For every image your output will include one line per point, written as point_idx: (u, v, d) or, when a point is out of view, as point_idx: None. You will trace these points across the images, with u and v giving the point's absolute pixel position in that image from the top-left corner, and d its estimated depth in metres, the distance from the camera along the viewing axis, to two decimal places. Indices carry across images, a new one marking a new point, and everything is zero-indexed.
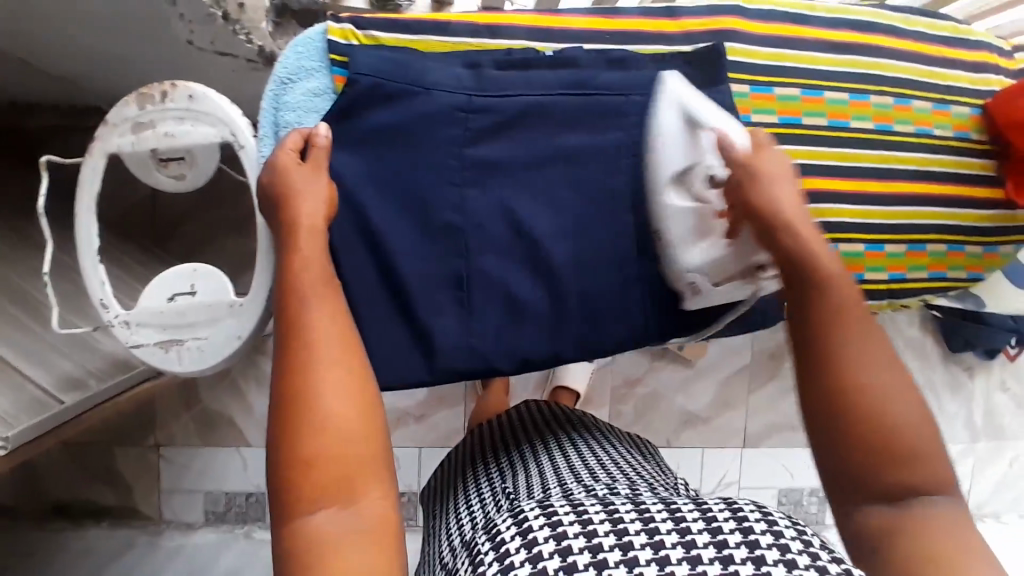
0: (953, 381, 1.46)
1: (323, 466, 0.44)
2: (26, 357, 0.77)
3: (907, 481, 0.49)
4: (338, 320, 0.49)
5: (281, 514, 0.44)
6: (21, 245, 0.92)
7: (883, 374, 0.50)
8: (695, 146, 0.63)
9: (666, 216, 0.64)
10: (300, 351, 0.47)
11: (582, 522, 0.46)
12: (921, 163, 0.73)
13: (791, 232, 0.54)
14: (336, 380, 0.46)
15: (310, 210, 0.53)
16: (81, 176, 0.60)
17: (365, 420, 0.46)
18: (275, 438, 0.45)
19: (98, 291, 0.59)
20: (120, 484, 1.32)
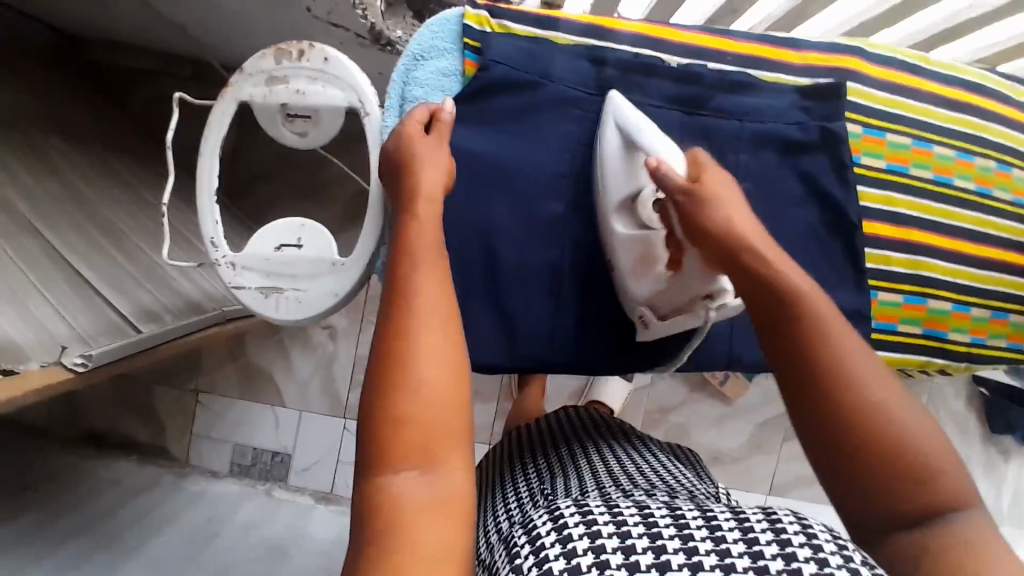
0: (990, 462, 1.43)
1: (412, 430, 0.42)
2: (113, 282, 0.80)
3: (934, 496, 0.44)
4: (442, 290, 0.47)
5: (363, 470, 0.42)
6: (114, 179, 0.96)
7: (881, 387, 0.46)
8: (632, 168, 0.57)
9: (614, 245, 0.58)
10: (403, 310, 0.45)
11: (617, 521, 0.41)
12: (1018, 233, 0.73)
13: (754, 254, 0.49)
14: (432, 343, 0.44)
15: (430, 179, 0.53)
16: (210, 118, 0.62)
17: (455, 388, 0.44)
18: (368, 397, 0.43)
19: (211, 229, 0.62)
20: (154, 422, 1.36)
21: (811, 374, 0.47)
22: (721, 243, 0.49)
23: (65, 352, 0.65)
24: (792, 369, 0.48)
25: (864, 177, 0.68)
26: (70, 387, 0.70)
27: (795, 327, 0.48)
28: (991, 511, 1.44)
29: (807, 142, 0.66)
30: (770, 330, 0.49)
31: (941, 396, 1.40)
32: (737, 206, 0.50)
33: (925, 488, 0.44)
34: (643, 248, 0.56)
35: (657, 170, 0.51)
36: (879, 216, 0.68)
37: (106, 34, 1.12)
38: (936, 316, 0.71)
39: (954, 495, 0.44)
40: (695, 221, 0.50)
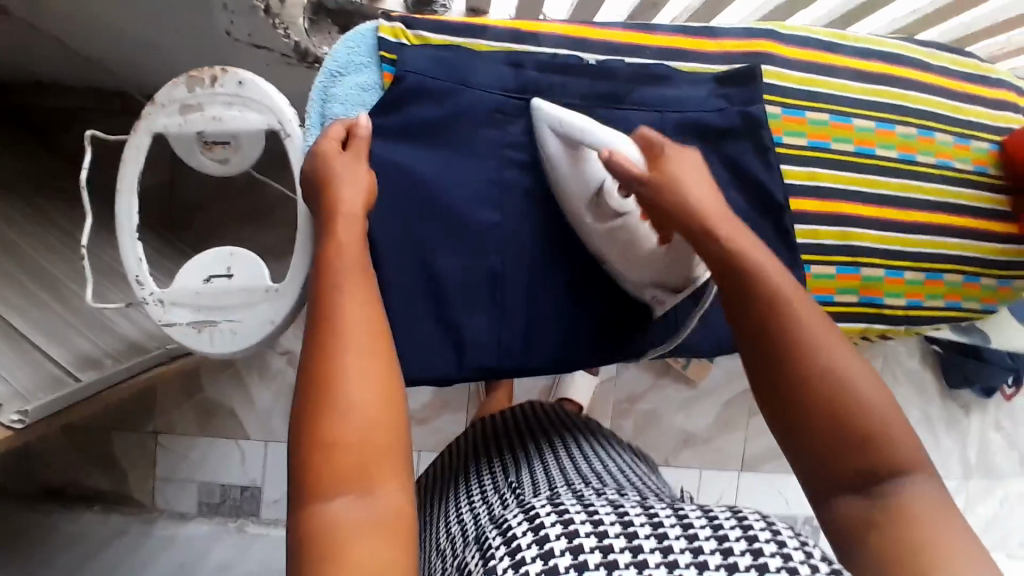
0: (949, 416, 1.48)
1: (345, 456, 0.42)
2: (47, 331, 0.76)
3: (887, 463, 0.45)
4: (371, 310, 0.47)
5: (300, 496, 0.41)
6: (41, 223, 0.92)
7: (842, 359, 0.47)
8: (584, 164, 0.59)
9: (597, 241, 0.61)
10: (334, 331, 0.45)
11: (594, 522, 0.41)
12: (942, 195, 0.75)
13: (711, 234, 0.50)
14: (368, 366, 0.45)
15: (349, 198, 0.52)
16: (125, 153, 0.60)
17: (388, 413, 0.44)
18: (300, 420, 0.43)
19: (134, 267, 0.60)
20: (114, 469, 1.31)
21: (765, 347, 0.48)
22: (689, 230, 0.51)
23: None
24: (756, 346, 0.49)
25: (788, 156, 0.69)
26: (10, 446, 0.67)
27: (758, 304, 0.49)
28: (954, 463, 1.49)
29: (729, 128, 0.66)
30: (734, 311, 0.50)
31: (897, 358, 1.44)
32: (697, 187, 0.52)
33: (881, 456, 0.45)
34: (627, 241, 0.59)
35: (612, 162, 0.53)
36: (805, 193, 0.70)
37: (23, 74, 1.08)
38: (870, 283, 0.73)
39: (906, 461, 0.45)
40: (665, 210, 0.52)
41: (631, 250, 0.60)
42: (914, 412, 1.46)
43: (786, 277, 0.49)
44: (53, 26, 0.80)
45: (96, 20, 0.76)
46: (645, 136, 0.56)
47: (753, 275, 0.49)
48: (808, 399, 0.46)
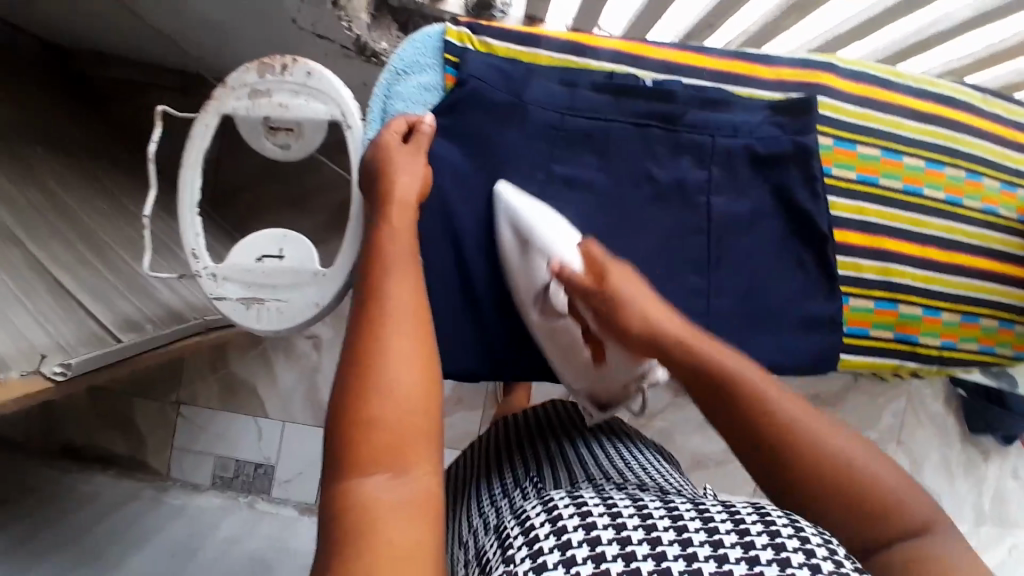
0: (968, 461, 1.47)
1: (384, 432, 0.42)
2: (94, 292, 0.78)
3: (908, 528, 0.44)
4: (415, 295, 0.49)
5: (336, 471, 0.42)
6: (94, 191, 0.96)
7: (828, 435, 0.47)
8: (532, 270, 0.60)
9: (546, 347, 0.64)
10: (373, 313, 0.47)
11: (613, 519, 0.42)
12: (984, 239, 0.75)
13: (680, 342, 0.51)
14: (408, 343, 0.46)
15: (403, 185, 0.55)
16: (191, 131, 0.61)
17: (426, 397, 0.45)
18: (341, 394, 0.45)
19: (192, 241, 0.61)
20: (134, 434, 1.34)
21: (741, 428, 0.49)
22: (647, 344, 0.52)
23: (43, 361, 0.63)
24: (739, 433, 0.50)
25: (834, 186, 0.69)
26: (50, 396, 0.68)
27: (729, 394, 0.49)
28: (968, 510, 1.47)
29: (776, 157, 0.66)
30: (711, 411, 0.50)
31: (918, 397, 1.44)
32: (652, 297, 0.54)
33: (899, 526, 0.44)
34: (568, 347, 0.62)
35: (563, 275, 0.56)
36: (850, 224, 0.69)
37: (88, 45, 1.13)
38: (907, 320, 0.71)
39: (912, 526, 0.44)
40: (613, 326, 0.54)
41: (571, 357, 0.62)
42: (932, 455, 1.45)
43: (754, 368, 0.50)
44: (131, 5, 0.84)
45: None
46: (586, 249, 0.58)
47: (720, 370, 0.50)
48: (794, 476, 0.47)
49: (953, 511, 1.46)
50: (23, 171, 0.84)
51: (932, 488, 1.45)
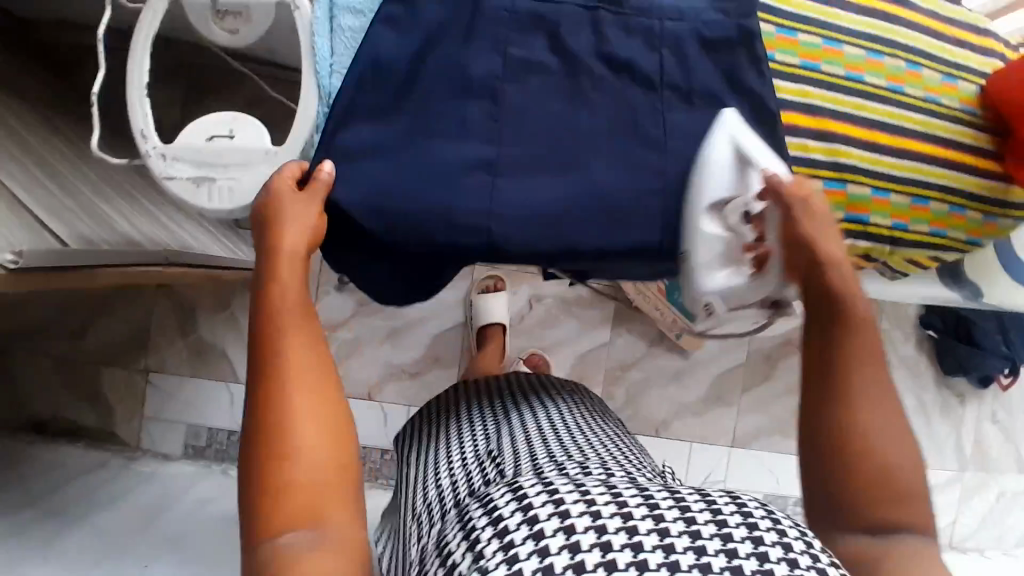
0: (944, 405, 1.47)
1: (298, 494, 0.47)
2: (51, 208, 0.78)
3: (903, 518, 0.55)
4: (316, 347, 0.53)
5: (253, 537, 0.47)
6: (49, 134, 0.94)
7: (888, 436, 0.57)
8: (741, 180, 0.67)
9: (698, 240, 0.67)
10: (271, 341, 0.51)
11: (586, 504, 0.45)
12: (931, 127, 0.74)
13: (837, 269, 0.62)
14: (301, 382, 0.51)
15: (293, 238, 0.56)
16: (137, 19, 0.61)
17: (332, 454, 0.49)
18: (252, 456, 0.49)
19: (140, 121, 0.61)
20: (102, 405, 1.31)
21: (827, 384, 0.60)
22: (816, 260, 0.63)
23: None
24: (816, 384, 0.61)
25: (778, 72, 0.70)
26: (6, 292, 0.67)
27: (846, 331, 0.61)
28: (948, 454, 1.48)
29: (722, 39, 0.68)
30: (812, 333, 0.63)
31: (891, 341, 1.45)
32: (831, 231, 0.63)
33: (898, 513, 0.55)
34: (736, 243, 0.69)
35: (769, 180, 0.64)
36: (795, 107, 0.70)
37: (44, 13, 1.12)
38: (857, 201, 0.73)
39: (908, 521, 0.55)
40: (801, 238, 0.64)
41: (733, 255, 0.70)
42: (907, 398, 1.46)
43: (870, 327, 0.61)
44: None
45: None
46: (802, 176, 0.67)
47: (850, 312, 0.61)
48: (848, 446, 0.57)
49: (934, 455, 1.47)
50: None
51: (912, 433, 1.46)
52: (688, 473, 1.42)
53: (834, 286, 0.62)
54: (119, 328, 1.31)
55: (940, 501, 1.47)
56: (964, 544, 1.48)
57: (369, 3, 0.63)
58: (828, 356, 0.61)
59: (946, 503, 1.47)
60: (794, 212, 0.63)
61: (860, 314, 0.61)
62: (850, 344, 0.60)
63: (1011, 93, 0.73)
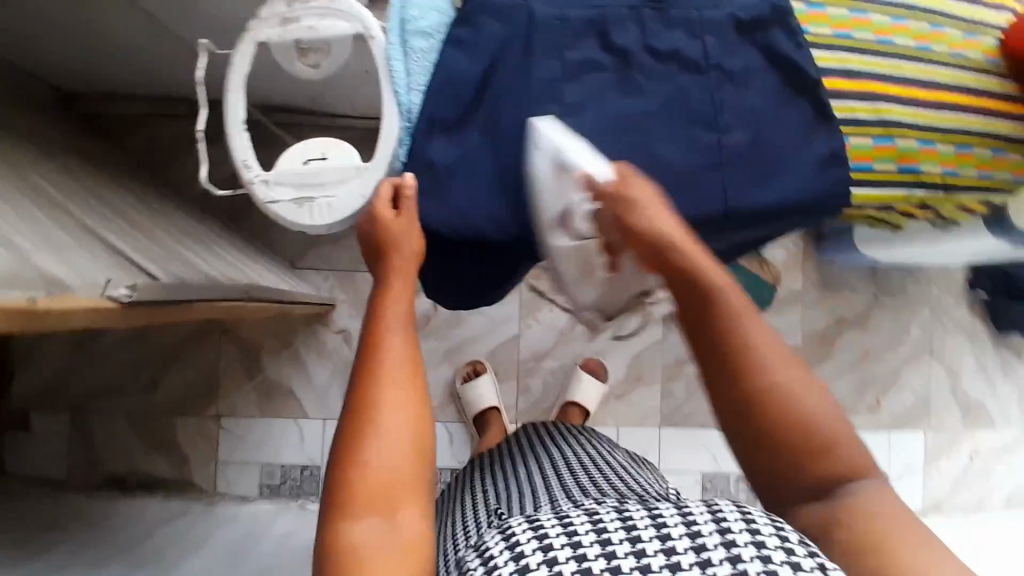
0: (1004, 364, 1.48)
1: (375, 480, 0.52)
2: (146, 253, 0.83)
3: (837, 472, 0.56)
4: (408, 348, 0.58)
5: (329, 517, 0.52)
6: (125, 194, 1.00)
7: (808, 403, 0.56)
8: (563, 185, 0.67)
9: (559, 257, 0.72)
10: (378, 370, 0.56)
11: (570, 537, 0.48)
12: (958, 80, 0.77)
13: (676, 251, 0.61)
14: (399, 407, 0.54)
15: (405, 251, 0.62)
16: (232, 61, 0.68)
17: (414, 452, 0.54)
18: (343, 439, 0.54)
19: (242, 153, 0.67)
20: (178, 455, 1.35)
21: (725, 375, 0.58)
22: (653, 249, 0.62)
23: (110, 284, 0.69)
24: (722, 383, 0.58)
25: (816, 43, 0.75)
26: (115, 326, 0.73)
27: (706, 318, 0.59)
28: (1014, 411, 1.48)
29: (757, 21, 0.72)
30: (685, 322, 0.61)
31: (941, 307, 1.46)
32: (660, 211, 0.63)
33: (831, 468, 0.55)
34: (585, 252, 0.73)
35: (586, 183, 0.65)
36: (837, 73, 0.75)
37: (98, 88, 1.19)
38: (905, 153, 0.77)
39: (853, 467, 0.56)
40: (626, 229, 0.64)
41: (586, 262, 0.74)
42: (967, 361, 1.46)
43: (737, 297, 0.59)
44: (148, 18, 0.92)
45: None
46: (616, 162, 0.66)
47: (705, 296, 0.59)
48: (761, 425, 0.56)
49: (1000, 414, 1.48)
50: (73, 180, 0.90)
51: (975, 395, 1.47)
52: None
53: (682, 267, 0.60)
54: (188, 378, 1.36)
55: (1015, 459, 1.47)
56: None
57: (439, 25, 0.67)
58: (709, 345, 0.59)
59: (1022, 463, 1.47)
60: (613, 207, 0.64)
61: (716, 289, 0.59)
62: (714, 327, 0.59)
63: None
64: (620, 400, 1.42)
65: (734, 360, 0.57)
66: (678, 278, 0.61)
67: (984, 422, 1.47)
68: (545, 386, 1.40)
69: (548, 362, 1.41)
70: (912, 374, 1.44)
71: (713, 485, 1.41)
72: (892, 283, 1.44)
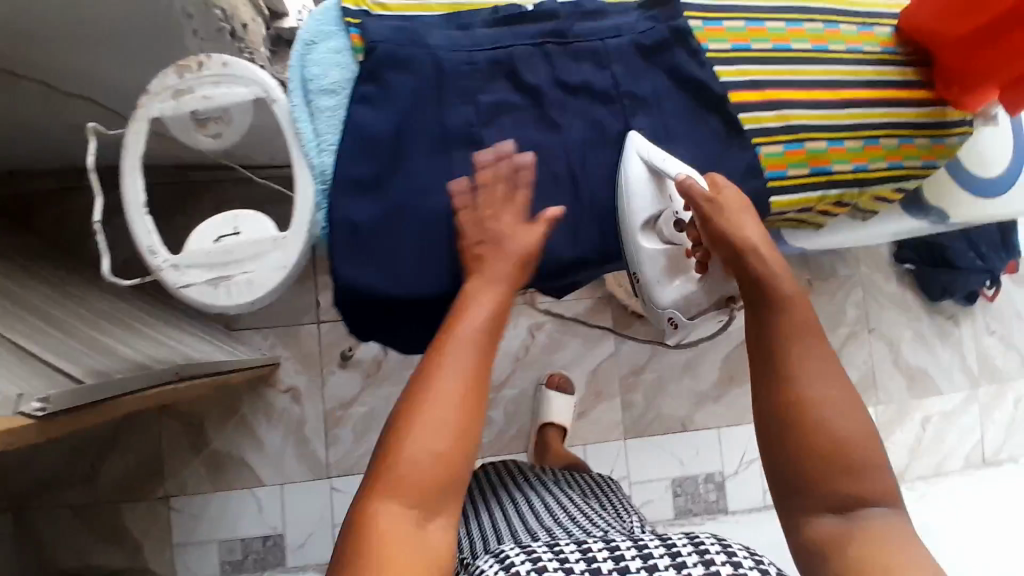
0: (940, 330, 1.55)
1: (402, 483, 0.51)
2: (58, 351, 0.77)
3: (863, 492, 0.56)
4: (477, 354, 0.56)
5: (359, 505, 0.51)
6: (33, 281, 0.94)
7: (847, 418, 0.57)
8: (661, 194, 0.70)
9: (641, 259, 0.71)
10: (432, 370, 0.54)
11: (587, 557, 0.53)
12: (858, 74, 0.81)
13: (750, 259, 0.63)
14: (449, 426, 0.53)
15: (511, 243, 0.61)
16: (124, 141, 0.64)
17: (445, 468, 0.52)
18: (386, 429, 0.54)
19: (146, 238, 0.63)
20: (128, 544, 1.26)
21: (772, 363, 0.60)
22: (733, 249, 0.64)
23: (20, 399, 0.63)
24: (772, 362, 0.60)
25: (716, 60, 0.75)
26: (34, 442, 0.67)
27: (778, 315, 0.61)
28: (956, 374, 1.55)
29: (659, 44, 0.73)
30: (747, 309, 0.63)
31: (874, 283, 1.52)
32: (749, 221, 0.65)
33: (863, 482, 0.56)
34: (672, 255, 0.71)
35: (684, 186, 0.66)
36: (741, 86, 0.75)
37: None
38: (817, 155, 0.79)
39: (883, 494, 0.57)
40: (714, 231, 0.65)
41: (671, 267, 0.71)
42: (905, 333, 1.53)
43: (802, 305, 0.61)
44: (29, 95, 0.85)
45: (65, 54, 0.79)
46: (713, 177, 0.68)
47: (774, 297, 0.61)
48: (805, 413, 0.57)
49: (944, 379, 1.54)
50: None
51: (917, 363, 1.53)
52: (725, 459, 1.44)
53: (756, 276, 0.62)
54: (129, 462, 1.27)
55: (963, 421, 1.54)
56: (997, 456, 1.55)
57: (342, 81, 0.65)
58: (773, 337, 0.61)
59: (970, 422, 1.54)
60: (703, 211, 0.65)
61: (783, 294, 0.61)
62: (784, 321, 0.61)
63: (927, 29, 0.81)
64: (584, 418, 1.41)
65: (784, 345, 0.60)
66: (749, 281, 0.63)
67: (929, 388, 1.53)
68: (507, 415, 1.38)
69: (507, 390, 1.39)
70: (856, 351, 1.50)
71: (685, 489, 1.42)
72: (825, 266, 1.49)
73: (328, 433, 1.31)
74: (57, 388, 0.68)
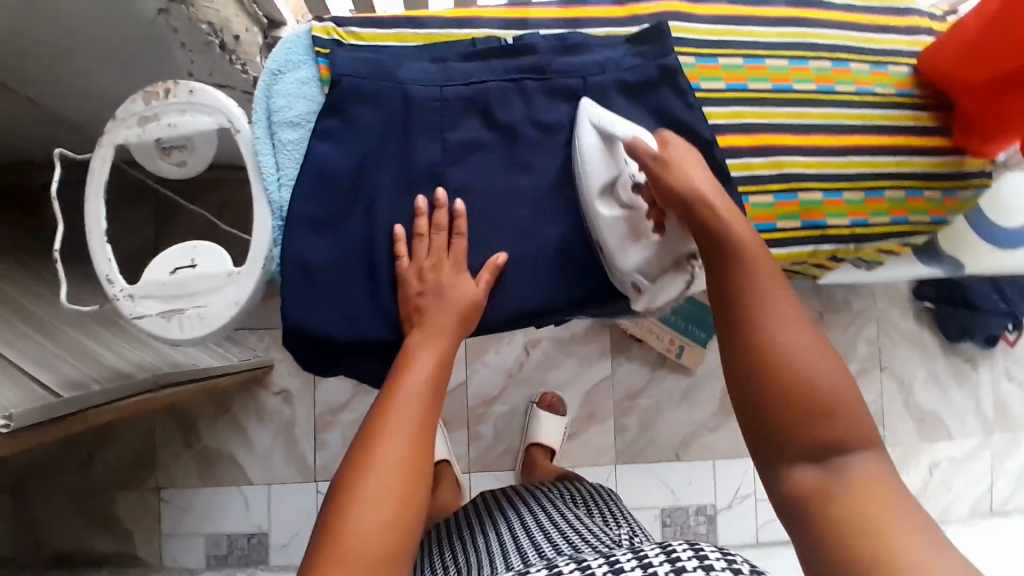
0: (957, 373, 1.47)
1: (357, 533, 0.50)
2: (36, 358, 0.78)
3: (837, 435, 0.52)
4: (425, 400, 0.58)
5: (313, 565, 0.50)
6: (27, 280, 0.96)
7: (818, 360, 0.53)
8: (613, 159, 0.65)
9: (601, 226, 0.65)
10: (384, 420, 0.56)
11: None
12: (866, 119, 0.76)
13: (709, 207, 0.60)
14: (399, 482, 0.53)
15: (459, 296, 0.63)
16: (91, 167, 0.64)
17: (401, 515, 0.52)
18: (339, 484, 0.53)
19: (104, 266, 0.63)
20: (120, 530, 1.30)
21: (734, 322, 0.56)
22: (686, 202, 0.60)
23: None
24: (732, 324, 0.56)
25: (707, 99, 0.72)
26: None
27: (735, 267, 0.58)
28: (971, 420, 1.47)
29: (645, 82, 0.69)
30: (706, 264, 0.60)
31: (889, 319, 1.45)
32: (699, 171, 0.62)
33: (836, 430, 0.52)
34: (631, 220, 0.65)
35: (636, 147, 0.63)
36: (730, 129, 0.72)
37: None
38: (811, 207, 0.74)
39: (858, 439, 0.52)
40: (666, 187, 0.62)
41: (633, 232, 0.66)
42: (918, 374, 1.45)
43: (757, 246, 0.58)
44: (23, 102, 0.87)
45: (53, 66, 0.80)
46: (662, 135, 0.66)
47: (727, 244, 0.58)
48: (764, 365, 0.53)
49: (957, 424, 1.46)
50: None
51: (929, 406, 1.46)
52: (717, 491, 1.40)
53: (709, 223, 0.59)
54: (125, 450, 1.30)
55: (975, 469, 1.46)
56: (1008, 508, 1.47)
57: (308, 114, 0.64)
58: (729, 295, 0.57)
59: (981, 471, 1.46)
60: (651, 169, 0.62)
61: (738, 243, 0.58)
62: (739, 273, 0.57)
63: (947, 73, 0.74)
64: (574, 439, 1.39)
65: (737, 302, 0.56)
66: (706, 233, 0.60)
67: (940, 433, 1.45)
68: (496, 432, 1.37)
69: (497, 406, 1.37)
70: (864, 389, 1.43)
71: (673, 519, 1.38)
72: (838, 299, 1.43)
73: (316, 438, 1.32)
74: (24, 402, 0.69)
